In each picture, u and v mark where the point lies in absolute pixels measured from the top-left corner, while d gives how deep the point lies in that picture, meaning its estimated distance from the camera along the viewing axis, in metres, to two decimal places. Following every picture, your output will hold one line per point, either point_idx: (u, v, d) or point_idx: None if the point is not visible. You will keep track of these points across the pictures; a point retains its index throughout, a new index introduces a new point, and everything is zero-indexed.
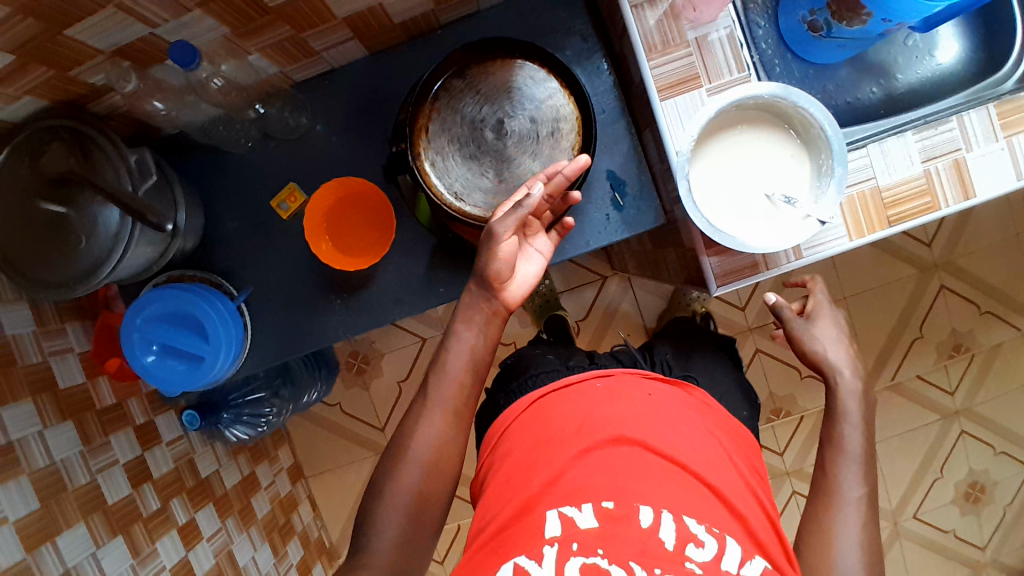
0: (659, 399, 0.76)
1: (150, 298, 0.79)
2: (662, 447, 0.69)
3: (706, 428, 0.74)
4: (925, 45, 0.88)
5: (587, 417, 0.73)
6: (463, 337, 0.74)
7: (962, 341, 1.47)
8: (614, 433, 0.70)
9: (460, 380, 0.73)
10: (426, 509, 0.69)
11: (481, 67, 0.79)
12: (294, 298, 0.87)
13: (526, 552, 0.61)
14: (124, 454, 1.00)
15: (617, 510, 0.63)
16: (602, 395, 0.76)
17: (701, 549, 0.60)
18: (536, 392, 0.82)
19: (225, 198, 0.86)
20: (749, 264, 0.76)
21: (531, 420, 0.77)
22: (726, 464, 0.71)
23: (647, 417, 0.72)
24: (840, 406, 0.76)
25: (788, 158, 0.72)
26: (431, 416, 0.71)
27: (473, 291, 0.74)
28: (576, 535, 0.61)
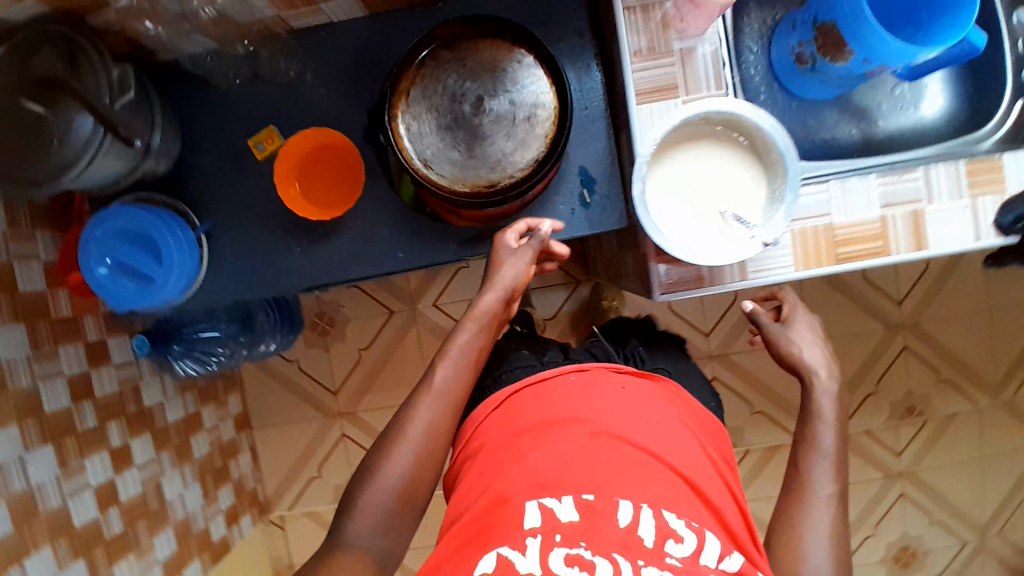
0: (633, 393, 0.77)
1: (112, 213, 0.80)
2: (636, 440, 0.69)
3: (682, 425, 0.75)
4: (911, 96, 0.91)
5: (560, 411, 0.73)
6: (463, 338, 0.78)
7: (917, 404, 1.48)
8: (587, 427, 0.71)
9: (456, 369, 0.76)
10: (418, 488, 0.71)
11: (472, 43, 0.81)
12: (256, 239, 0.88)
13: (507, 543, 0.61)
14: (71, 367, 1.01)
15: (598, 502, 0.63)
16: (575, 389, 0.76)
17: (680, 545, 0.61)
18: (510, 387, 0.82)
19: (206, 131, 0.88)
20: (694, 278, 0.79)
21: (506, 415, 0.77)
22: (702, 461, 0.72)
23: (620, 409, 0.73)
24: (816, 405, 0.77)
25: (746, 178, 0.74)
26: (427, 406, 0.74)
27: (487, 294, 0.79)
28: (557, 527, 0.62)
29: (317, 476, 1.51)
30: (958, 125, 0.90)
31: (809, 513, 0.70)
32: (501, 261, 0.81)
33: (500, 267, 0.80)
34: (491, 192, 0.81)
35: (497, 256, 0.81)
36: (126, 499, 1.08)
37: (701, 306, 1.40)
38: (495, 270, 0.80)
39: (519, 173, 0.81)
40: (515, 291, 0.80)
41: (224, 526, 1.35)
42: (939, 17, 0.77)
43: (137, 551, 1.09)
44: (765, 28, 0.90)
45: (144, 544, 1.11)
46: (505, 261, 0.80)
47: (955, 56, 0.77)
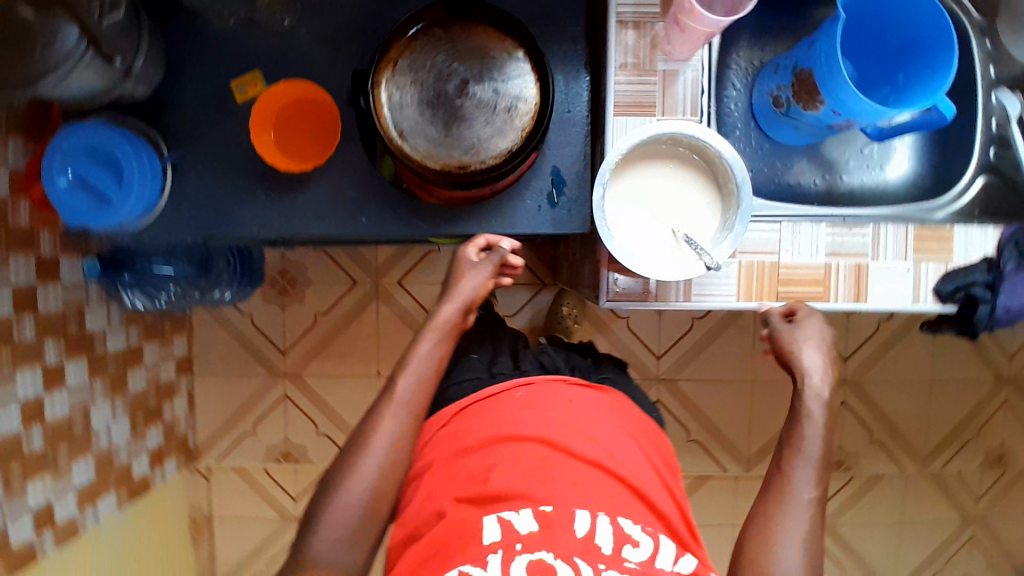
0: (581, 406, 0.78)
1: (83, 127, 0.81)
2: (583, 453, 0.71)
3: (627, 439, 0.77)
4: (879, 158, 0.94)
5: (508, 426, 0.74)
6: (424, 347, 0.78)
7: (847, 460, 1.52)
8: (536, 439, 0.72)
9: (419, 379, 0.77)
10: (382, 500, 0.72)
11: (467, 28, 0.82)
12: (222, 179, 0.89)
13: (470, 561, 0.62)
14: (18, 277, 1.00)
15: (555, 513, 0.65)
16: (523, 403, 0.77)
17: (637, 549, 0.64)
18: (457, 404, 0.81)
19: (192, 65, 0.88)
20: (640, 291, 0.81)
21: (453, 434, 0.77)
22: (646, 473, 0.74)
23: (567, 423, 0.75)
24: (805, 408, 0.73)
25: (703, 205, 0.77)
26: (391, 418, 0.74)
27: (447, 305, 0.81)
28: (518, 538, 0.63)
29: (250, 432, 1.50)
30: (920, 191, 0.93)
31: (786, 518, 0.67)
32: (461, 275, 0.82)
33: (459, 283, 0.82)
34: (461, 173, 0.82)
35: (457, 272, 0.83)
36: (52, 419, 1.07)
37: (658, 329, 1.42)
38: (455, 282, 0.82)
39: (490, 161, 0.82)
40: (474, 304, 0.82)
41: (147, 465, 1.33)
42: (914, 83, 0.81)
43: (54, 473, 1.07)
44: (752, 67, 0.93)
45: (63, 467, 1.10)
46: (465, 275, 0.82)
47: (921, 123, 0.79)
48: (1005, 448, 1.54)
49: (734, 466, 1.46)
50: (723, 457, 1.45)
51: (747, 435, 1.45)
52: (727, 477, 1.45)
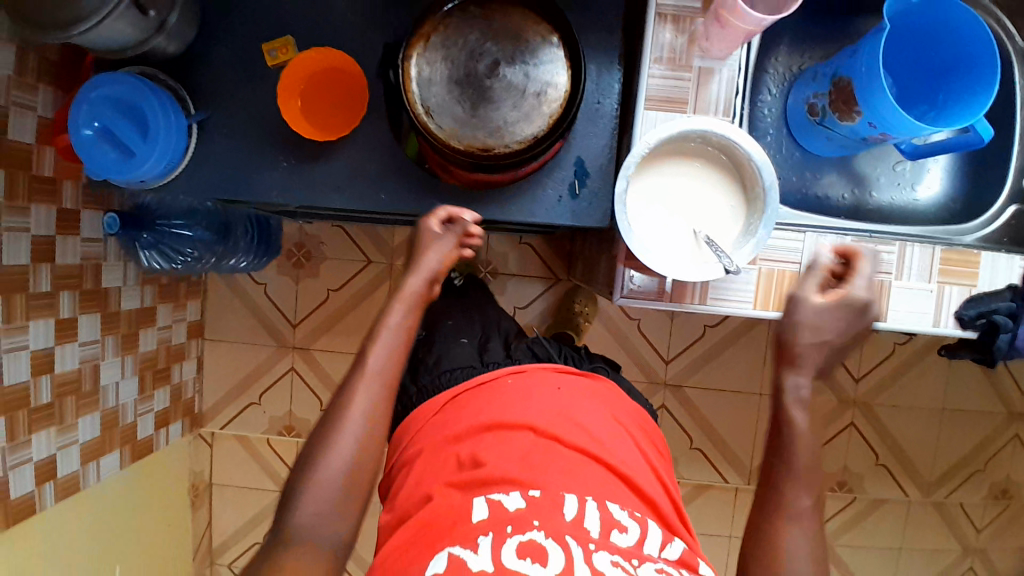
0: (574, 396, 0.78)
1: (112, 78, 0.81)
2: (574, 440, 0.71)
3: (620, 431, 0.76)
4: (911, 177, 0.92)
5: (499, 412, 0.74)
6: (395, 321, 0.74)
7: (850, 481, 1.49)
8: (528, 424, 0.72)
9: (391, 350, 0.73)
10: (363, 471, 0.68)
11: (503, 8, 0.81)
12: (246, 143, 0.88)
13: (459, 543, 0.61)
14: (38, 227, 1.01)
15: (544, 497, 0.65)
16: (517, 391, 0.77)
17: (624, 534, 0.64)
18: (450, 389, 0.81)
19: (225, 26, 0.88)
20: (656, 291, 0.80)
21: (443, 419, 0.77)
22: (637, 462, 0.74)
23: (558, 411, 0.74)
24: (786, 417, 0.68)
25: (727, 207, 0.75)
26: (365, 390, 0.70)
27: (414, 278, 0.77)
28: (507, 519, 0.62)
29: (255, 402, 1.51)
30: (950, 214, 0.91)
31: (796, 537, 0.65)
32: (424, 248, 0.78)
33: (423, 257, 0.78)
34: (484, 155, 0.81)
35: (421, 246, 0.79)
36: (61, 372, 1.08)
37: (668, 333, 1.41)
38: (418, 256, 0.78)
39: (515, 145, 0.81)
40: (440, 276, 0.78)
41: (151, 426, 1.34)
42: (953, 103, 0.79)
43: (59, 426, 1.08)
44: (790, 73, 0.90)
45: (68, 421, 1.10)
46: (429, 250, 0.78)
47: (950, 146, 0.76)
48: (1011, 482, 1.51)
49: (735, 479, 1.44)
50: (726, 469, 1.44)
51: (751, 448, 1.43)
52: (727, 489, 1.44)
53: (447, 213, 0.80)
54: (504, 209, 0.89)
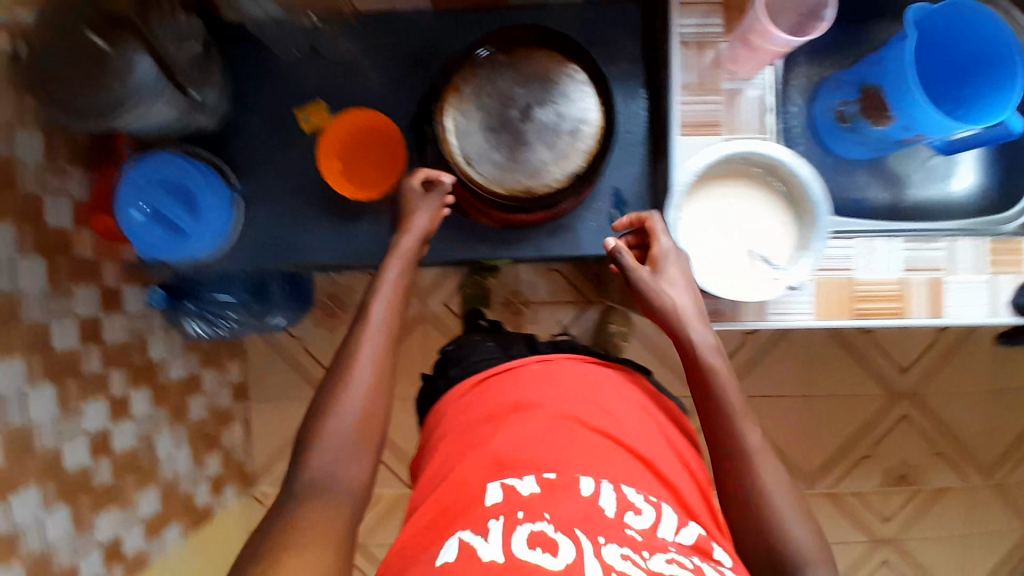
0: (598, 382, 0.77)
1: (158, 160, 0.81)
2: (596, 424, 0.70)
3: (644, 417, 0.75)
4: (944, 170, 0.92)
5: (523, 398, 0.74)
6: (392, 275, 0.78)
7: (910, 474, 1.46)
8: (551, 411, 0.71)
9: (390, 302, 0.76)
10: (371, 423, 0.68)
11: (528, 51, 0.83)
12: (289, 210, 0.91)
13: (471, 528, 0.58)
14: (84, 309, 1.01)
15: (558, 479, 0.63)
16: (540, 379, 0.77)
17: (639, 517, 0.60)
18: (480, 375, 0.83)
19: (258, 98, 0.90)
20: (713, 310, 0.79)
21: (470, 405, 0.78)
22: (662, 448, 0.71)
23: (582, 398, 0.74)
24: (710, 367, 0.70)
25: (778, 224, 0.77)
26: (369, 342, 0.72)
27: (406, 238, 0.80)
28: (519, 503, 0.60)
29: None
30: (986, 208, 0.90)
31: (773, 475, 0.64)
32: (412, 211, 0.81)
33: (413, 221, 0.81)
34: (527, 197, 0.82)
35: (409, 217, 0.81)
36: (121, 450, 1.09)
37: None
38: (407, 219, 0.81)
39: (555, 184, 0.83)
40: (430, 235, 0.82)
41: (207, 493, 1.35)
42: (976, 100, 0.79)
43: (121, 504, 1.08)
44: (810, 83, 0.91)
45: (129, 497, 1.11)
46: (417, 216, 0.81)
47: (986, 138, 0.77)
48: None
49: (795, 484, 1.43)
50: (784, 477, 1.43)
51: (805, 452, 1.43)
52: None
53: (428, 172, 0.83)
54: (547, 244, 0.91)
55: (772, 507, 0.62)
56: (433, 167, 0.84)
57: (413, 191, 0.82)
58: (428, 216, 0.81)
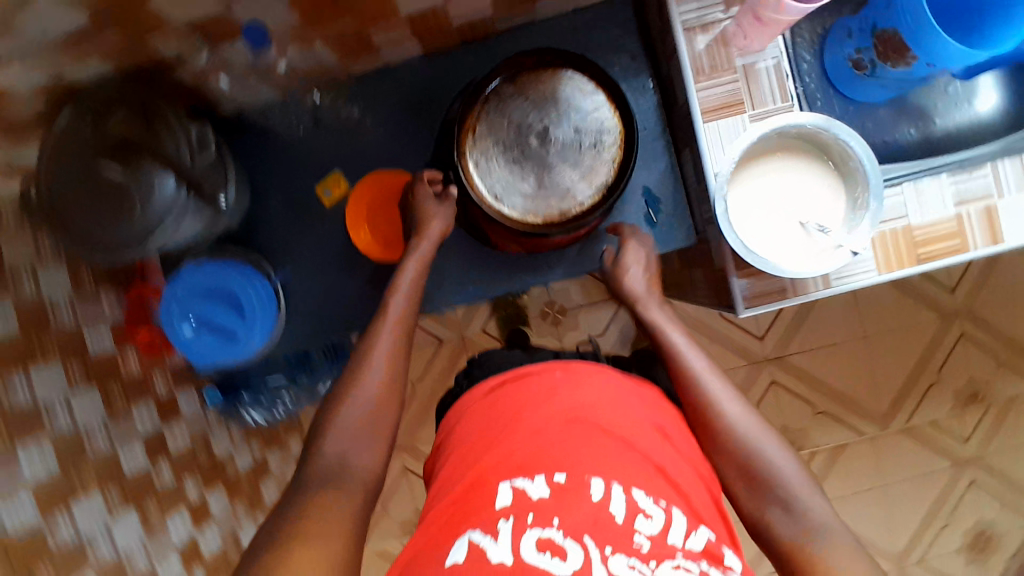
0: (617, 388, 0.71)
1: (194, 271, 0.82)
2: (611, 428, 0.65)
3: (658, 416, 0.70)
4: (965, 93, 0.88)
5: (542, 400, 0.68)
6: (408, 277, 0.78)
7: (980, 390, 1.42)
8: (567, 414, 0.66)
9: (408, 298, 0.78)
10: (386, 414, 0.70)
11: (533, 74, 0.81)
12: (328, 284, 0.90)
13: (480, 528, 0.56)
14: (144, 426, 0.99)
15: (569, 481, 0.60)
16: (559, 386, 0.70)
17: (649, 521, 0.57)
18: (500, 376, 0.75)
19: (272, 181, 0.89)
20: (778, 289, 0.78)
21: (488, 404, 0.71)
22: (676, 458, 0.66)
23: (596, 399, 0.69)
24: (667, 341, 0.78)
25: (825, 188, 0.76)
26: (384, 335, 0.74)
27: (423, 243, 0.80)
28: (529, 508, 0.58)
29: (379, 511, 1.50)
30: (1014, 123, 0.86)
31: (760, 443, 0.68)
32: (425, 216, 0.81)
33: (427, 223, 0.81)
34: (564, 220, 0.81)
35: (421, 221, 0.81)
36: (209, 554, 1.07)
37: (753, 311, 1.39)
38: (423, 223, 0.81)
39: (588, 201, 0.81)
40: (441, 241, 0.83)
41: None
42: (991, 25, 0.74)
43: None
44: (816, 35, 0.90)
45: None
46: (433, 219, 0.81)
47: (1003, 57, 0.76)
48: None
49: (869, 428, 1.42)
50: (858, 422, 1.42)
51: (873, 393, 1.41)
52: (865, 440, 1.42)
53: (431, 176, 0.83)
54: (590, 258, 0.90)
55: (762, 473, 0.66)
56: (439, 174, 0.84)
57: (425, 195, 0.82)
58: (440, 219, 0.81)
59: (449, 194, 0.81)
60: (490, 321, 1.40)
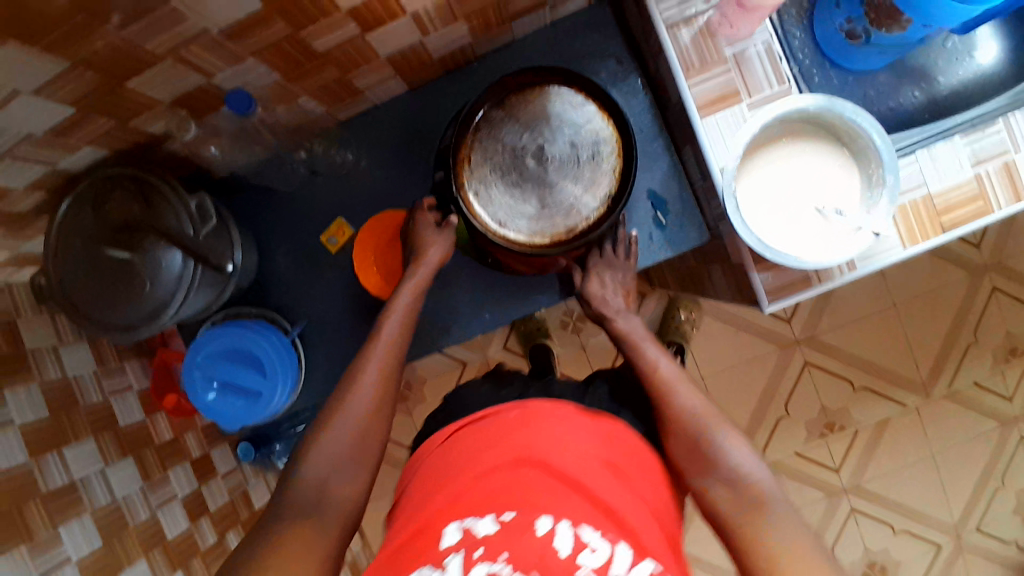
0: (571, 427, 0.65)
1: (210, 335, 0.82)
2: (561, 468, 0.60)
3: (609, 450, 0.65)
4: (964, 46, 0.83)
5: (492, 438, 0.64)
6: (403, 300, 0.75)
7: (1020, 344, 1.38)
8: (516, 454, 0.61)
9: (403, 323, 0.74)
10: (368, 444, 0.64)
11: (520, 95, 0.80)
12: (344, 331, 0.90)
13: (428, 567, 0.52)
14: (182, 489, 1.00)
15: (518, 517, 0.55)
16: (512, 428, 0.65)
17: (595, 555, 0.53)
18: (455, 424, 0.70)
19: (277, 236, 0.90)
20: (802, 279, 0.76)
21: (441, 451, 0.66)
22: (629, 496, 0.61)
23: (548, 437, 0.64)
24: (633, 345, 0.78)
25: (837, 168, 0.74)
26: (377, 357, 0.69)
27: (419, 270, 0.78)
28: (477, 544, 0.53)
29: None
30: (1019, 70, 0.82)
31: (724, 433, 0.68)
32: (423, 242, 0.79)
33: (427, 250, 0.78)
34: (572, 237, 0.79)
35: (419, 247, 0.79)
36: None
37: None
38: (420, 248, 0.79)
39: (594, 214, 0.79)
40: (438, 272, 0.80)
41: None
42: None
43: None
44: (802, 11, 0.85)
45: None
46: (432, 245, 0.79)
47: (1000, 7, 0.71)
48: None
49: (911, 398, 1.38)
50: (899, 393, 1.38)
51: (911, 362, 1.38)
52: (908, 411, 1.38)
53: (429, 202, 0.83)
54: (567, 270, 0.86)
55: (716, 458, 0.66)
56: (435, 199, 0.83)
57: (426, 223, 0.81)
58: (438, 247, 0.79)
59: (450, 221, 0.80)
60: (512, 338, 1.38)
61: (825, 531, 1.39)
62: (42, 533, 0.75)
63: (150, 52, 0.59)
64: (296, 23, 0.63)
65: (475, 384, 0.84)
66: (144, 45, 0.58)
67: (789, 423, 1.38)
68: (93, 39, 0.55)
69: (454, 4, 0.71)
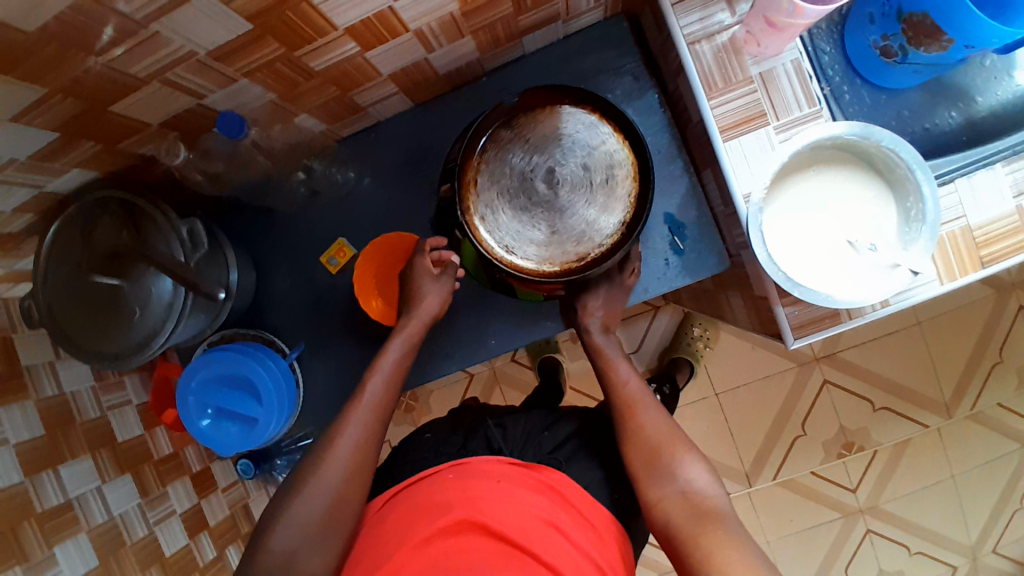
0: (510, 485, 0.64)
1: (206, 360, 0.79)
2: (502, 527, 0.60)
3: (551, 509, 0.64)
4: (1004, 65, 0.77)
5: (432, 503, 0.62)
6: (392, 354, 0.74)
7: None
8: (455, 517, 0.60)
9: (387, 381, 0.72)
10: (341, 497, 0.62)
11: (531, 115, 0.76)
12: (343, 355, 0.86)
13: None
14: (181, 504, 0.95)
15: None
16: (453, 488, 0.64)
17: None
18: (391, 489, 0.68)
19: (276, 256, 0.87)
20: (829, 315, 0.71)
21: (380, 523, 0.63)
22: (571, 552, 0.60)
23: (489, 495, 0.63)
24: (608, 366, 0.80)
25: (871, 199, 0.70)
26: (356, 420, 0.67)
27: (414, 321, 0.77)
28: None
29: None
30: None
31: (691, 459, 0.69)
32: (419, 292, 0.78)
33: (426, 301, 0.78)
34: (583, 265, 0.75)
35: (415, 298, 0.78)
36: None
37: None
38: (416, 299, 0.78)
39: (607, 241, 0.75)
40: (436, 320, 0.79)
41: None
42: None
43: None
44: (833, 24, 0.80)
45: None
46: (428, 296, 0.78)
47: None
48: None
49: (933, 418, 1.33)
50: (920, 414, 1.33)
51: (935, 382, 1.33)
52: (930, 433, 1.33)
53: (434, 243, 0.80)
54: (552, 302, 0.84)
55: (676, 468, 0.68)
56: (443, 241, 0.80)
57: (424, 271, 0.79)
58: (436, 296, 0.78)
59: (450, 256, 0.80)
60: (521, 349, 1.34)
61: (838, 552, 1.35)
62: (37, 555, 0.73)
63: (134, 76, 0.56)
64: (291, 44, 0.60)
65: (468, 429, 0.81)
66: (127, 70, 0.55)
67: (806, 443, 1.34)
68: (72, 66, 0.52)
69: (460, 20, 0.67)
